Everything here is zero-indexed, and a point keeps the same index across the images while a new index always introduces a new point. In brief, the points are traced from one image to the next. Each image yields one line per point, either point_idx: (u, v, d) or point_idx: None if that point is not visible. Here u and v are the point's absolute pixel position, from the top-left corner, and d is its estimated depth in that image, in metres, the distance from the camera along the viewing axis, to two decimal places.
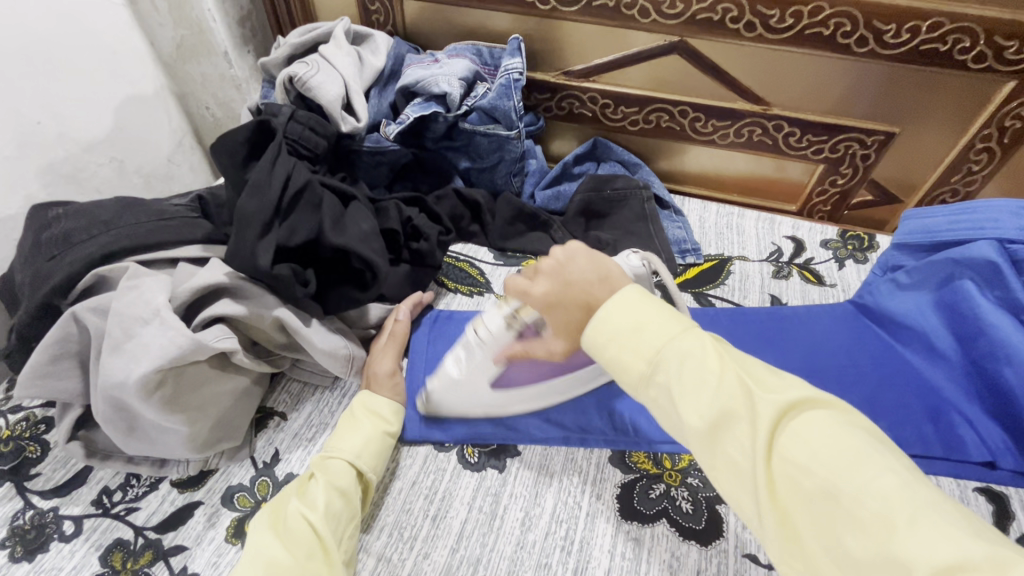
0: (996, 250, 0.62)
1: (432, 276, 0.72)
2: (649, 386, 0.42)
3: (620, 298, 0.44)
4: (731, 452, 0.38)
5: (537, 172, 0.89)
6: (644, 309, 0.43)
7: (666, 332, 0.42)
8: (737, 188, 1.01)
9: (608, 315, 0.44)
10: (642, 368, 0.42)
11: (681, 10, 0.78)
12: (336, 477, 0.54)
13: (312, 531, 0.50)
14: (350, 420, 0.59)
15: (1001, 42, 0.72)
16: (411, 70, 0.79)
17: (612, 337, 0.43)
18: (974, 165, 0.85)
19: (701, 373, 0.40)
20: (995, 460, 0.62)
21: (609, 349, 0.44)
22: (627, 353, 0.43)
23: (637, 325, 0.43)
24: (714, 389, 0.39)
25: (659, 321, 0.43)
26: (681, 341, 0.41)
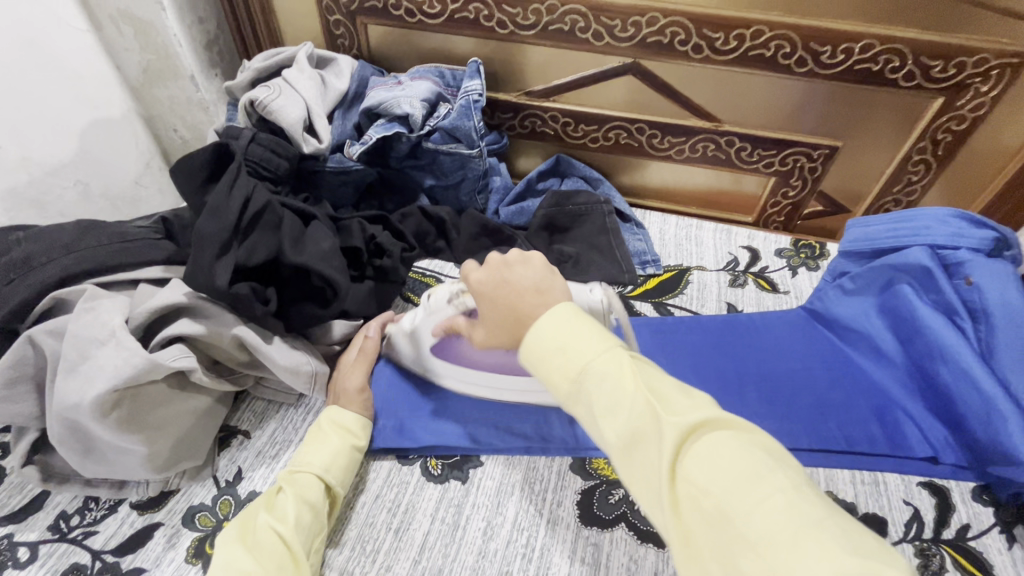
0: (928, 256, 0.67)
1: (396, 291, 0.74)
2: (569, 400, 0.44)
3: (550, 316, 0.46)
4: (640, 466, 0.40)
5: (500, 190, 0.92)
6: (567, 331, 0.45)
7: (587, 352, 0.43)
8: (696, 202, 1.05)
9: (538, 331, 0.46)
10: (563, 385, 0.44)
11: (632, 34, 0.82)
12: (304, 491, 0.54)
13: (282, 543, 0.50)
14: (317, 435, 0.60)
15: (928, 62, 0.77)
16: (374, 92, 0.81)
17: (536, 355, 0.45)
18: (913, 176, 0.90)
19: (614, 391, 0.41)
20: (938, 455, 0.65)
21: (536, 364, 0.46)
22: (549, 369, 0.45)
23: (558, 343, 0.44)
24: (624, 408, 0.41)
25: (583, 338, 0.44)
26: (600, 361, 0.43)
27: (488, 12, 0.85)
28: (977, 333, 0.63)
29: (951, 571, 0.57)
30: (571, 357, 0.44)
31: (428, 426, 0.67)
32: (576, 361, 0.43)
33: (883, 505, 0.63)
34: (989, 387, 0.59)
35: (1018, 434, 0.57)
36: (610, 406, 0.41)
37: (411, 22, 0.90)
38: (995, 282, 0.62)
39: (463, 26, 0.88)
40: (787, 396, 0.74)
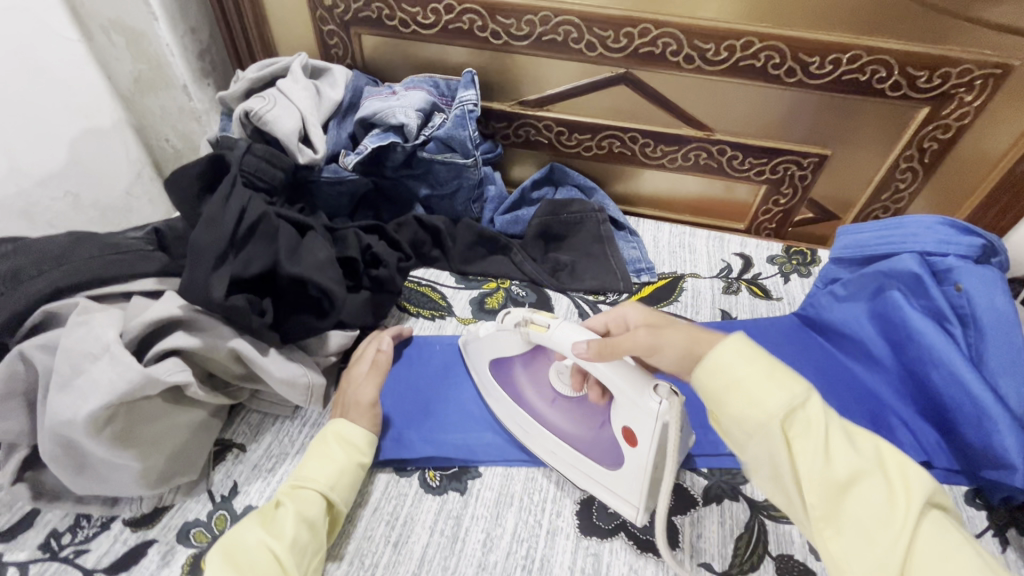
0: (917, 262, 0.68)
1: (392, 301, 0.73)
2: (781, 432, 0.42)
3: (742, 343, 0.45)
4: (862, 514, 0.40)
5: (495, 198, 0.92)
6: (768, 366, 0.44)
7: (801, 392, 0.43)
8: (688, 210, 1.06)
9: (735, 362, 0.45)
10: (787, 413, 0.42)
11: (625, 44, 0.83)
12: (305, 508, 0.54)
13: (277, 564, 0.49)
14: (321, 449, 0.59)
15: (913, 73, 0.78)
16: (369, 102, 0.81)
17: (746, 382, 0.44)
18: (901, 183, 0.91)
19: (840, 429, 0.42)
20: (930, 459, 0.67)
21: (736, 392, 0.44)
22: (769, 398, 0.42)
23: (774, 372, 0.44)
24: (854, 448, 0.42)
25: (787, 377, 0.44)
26: (811, 402, 0.43)
27: (482, 23, 0.86)
28: (966, 339, 0.65)
29: None
30: (789, 387, 0.43)
31: (426, 436, 0.66)
32: (798, 391, 0.43)
33: None
34: (980, 392, 0.61)
35: (1010, 439, 0.58)
36: (833, 445, 0.41)
37: (405, 32, 0.90)
38: (983, 289, 0.63)
39: (457, 37, 0.89)
40: None
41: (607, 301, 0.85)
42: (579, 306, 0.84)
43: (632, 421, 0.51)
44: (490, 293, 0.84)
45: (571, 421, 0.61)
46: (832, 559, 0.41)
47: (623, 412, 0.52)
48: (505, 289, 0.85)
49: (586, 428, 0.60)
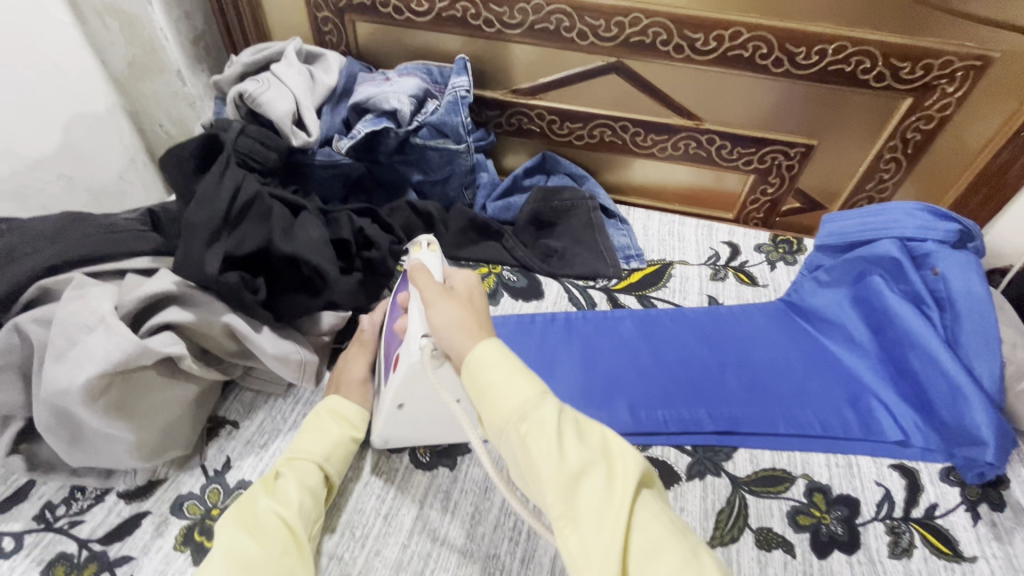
0: (896, 248, 0.70)
1: (384, 284, 0.75)
2: (512, 427, 0.43)
3: (496, 343, 0.47)
4: (586, 504, 0.39)
5: (487, 185, 0.94)
6: (504, 365, 0.45)
7: (530, 388, 0.44)
8: (678, 199, 1.08)
9: (480, 361, 0.46)
10: (515, 410, 0.43)
11: (616, 33, 0.85)
12: (307, 477, 0.55)
13: (287, 528, 0.51)
14: (317, 424, 0.61)
15: (896, 64, 0.80)
16: (363, 88, 0.82)
17: (488, 382, 0.45)
18: (885, 173, 0.93)
19: (567, 424, 0.42)
20: (908, 438, 0.68)
21: (481, 390, 0.45)
22: (502, 396, 0.44)
23: (516, 370, 0.45)
24: (586, 443, 0.42)
25: (521, 377, 0.45)
26: (535, 399, 0.43)
27: (475, 11, 0.87)
28: (943, 322, 0.67)
29: (921, 548, 0.60)
30: (526, 384, 0.44)
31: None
32: (533, 391, 0.44)
33: (855, 486, 0.65)
34: (954, 372, 0.63)
35: (982, 417, 0.61)
36: (559, 437, 0.41)
37: (399, 20, 0.91)
38: (959, 272, 0.65)
39: (450, 24, 0.90)
40: (765, 383, 0.76)
41: (596, 285, 0.88)
42: (569, 290, 0.86)
43: (401, 354, 0.58)
44: (483, 278, 0.86)
45: (388, 345, 0.66)
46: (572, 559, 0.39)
47: (403, 344, 0.59)
48: (497, 274, 0.87)
49: (390, 357, 0.63)
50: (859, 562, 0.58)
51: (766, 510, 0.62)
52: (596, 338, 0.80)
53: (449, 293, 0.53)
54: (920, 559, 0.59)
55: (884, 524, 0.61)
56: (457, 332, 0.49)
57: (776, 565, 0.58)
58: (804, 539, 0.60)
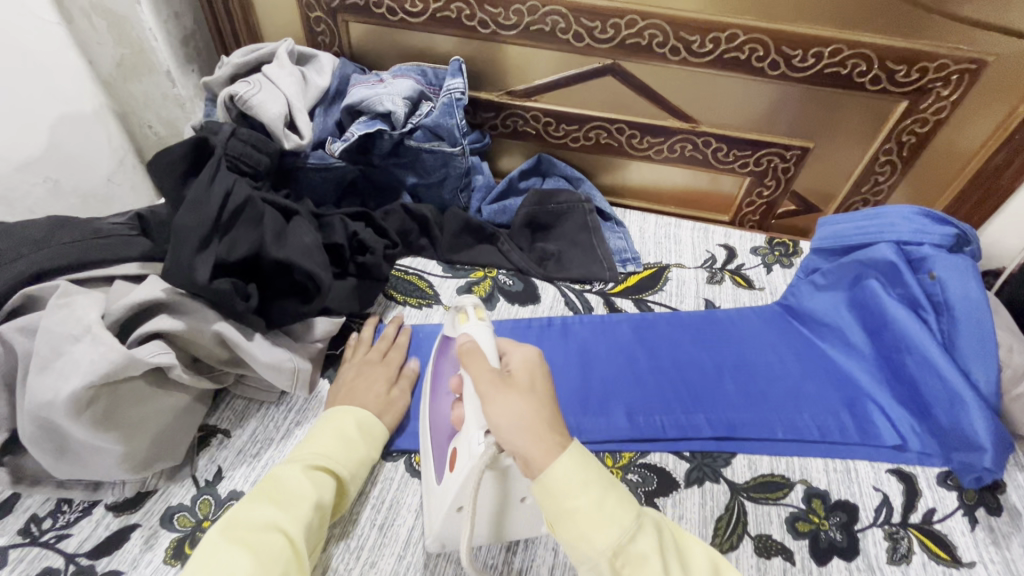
0: (893, 251, 0.70)
1: (378, 289, 0.73)
2: (609, 567, 0.40)
3: (575, 451, 0.43)
4: None
5: (483, 187, 0.92)
6: (594, 485, 0.42)
7: (625, 517, 0.41)
8: (674, 201, 1.07)
9: (568, 482, 0.42)
10: (611, 546, 0.40)
11: (612, 35, 0.84)
12: (325, 492, 0.53)
13: (291, 546, 0.48)
14: (344, 437, 0.58)
15: (892, 66, 0.80)
16: (356, 90, 0.81)
17: (576, 507, 0.41)
18: (880, 176, 0.94)
19: (666, 555, 0.40)
20: (905, 442, 0.68)
21: (569, 515, 0.41)
22: (597, 530, 0.40)
23: (605, 494, 0.42)
24: (681, 561, 0.41)
25: (612, 504, 0.41)
26: (633, 531, 0.40)
27: (470, 12, 0.86)
28: (940, 325, 0.67)
29: (919, 553, 0.60)
30: (619, 513, 0.41)
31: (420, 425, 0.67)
32: (627, 520, 0.41)
33: (853, 492, 0.65)
34: (951, 376, 0.63)
35: (979, 422, 0.60)
36: (662, 569, 0.39)
37: (392, 20, 0.90)
38: (956, 276, 0.65)
39: (445, 25, 0.89)
40: (763, 387, 0.76)
41: (592, 289, 0.87)
42: (566, 294, 0.86)
43: (458, 449, 0.51)
44: (478, 282, 0.85)
45: (440, 431, 0.58)
46: None
47: (459, 437, 0.51)
48: (493, 278, 0.86)
49: (442, 447, 0.55)
50: (858, 569, 0.58)
51: (765, 517, 0.62)
52: (593, 342, 0.80)
53: (507, 382, 0.48)
54: (918, 566, 0.59)
55: (883, 530, 0.61)
56: (531, 438, 0.44)
57: (775, 573, 0.57)
58: (804, 546, 0.60)
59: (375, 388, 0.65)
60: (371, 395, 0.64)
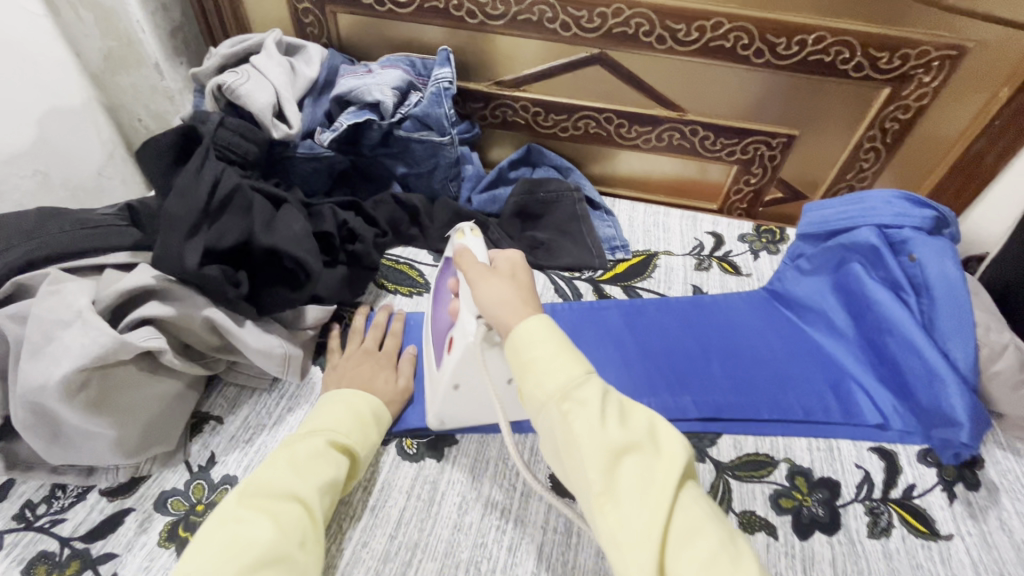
0: (875, 235, 0.71)
1: (369, 277, 0.74)
2: (556, 407, 0.42)
3: (540, 318, 0.47)
4: (628, 484, 0.39)
5: (473, 177, 0.93)
6: (550, 341, 0.45)
7: (576, 370, 0.43)
8: (663, 190, 1.08)
9: (525, 336, 0.46)
10: (559, 389, 0.42)
11: (598, 24, 0.85)
12: (339, 471, 0.54)
13: (307, 521, 0.49)
14: (360, 419, 0.60)
15: (874, 54, 0.81)
16: (344, 80, 0.83)
17: (534, 356, 0.44)
18: (865, 163, 0.95)
19: (611, 406, 0.42)
20: (887, 422, 0.69)
21: (526, 364, 0.45)
22: (548, 373, 0.43)
23: (561, 346, 0.45)
24: (629, 421, 0.42)
25: (564, 355, 0.44)
26: (582, 383, 0.42)
27: (457, 2, 0.86)
28: (919, 306, 0.68)
29: (898, 527, 0.61)
30: (571, 363, 0.43)
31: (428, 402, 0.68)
32: (577, 372, 0.43)
33: (836, 469, 0.66)
34: (931, 356, 0.65)
35: (957, 400, 0.62)
36: (603, 416, 0.41)
37: (380, 11, 0.90)
38: (935, 258, 0.66)
39: (433, 16, 0.89)
40: (749, 371, 0.77)
41: (582, 276, 0.88)
42: (555, 281, 0.87)
43: (455, 334, 0.58)
44: None
45: (439, 327, 0.66)
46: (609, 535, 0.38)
47: (455, 326, 0.59)
48: None
49: (442, 337, 0.64)
50: (839, 543, 0.60)
51: (749, 494, 0.63)
52: (582, 329, 0.80)
53: (493, 271, 0.55)
54: (897, 539, 0.60)
55: (863, 505, 0.63)
56: (507, 309, 0.49)
57: (759, 548, 0.59)
58: (786, 521, 0.61)
59: (370, 373, 0.66)
60: (369, 381, 0.65)
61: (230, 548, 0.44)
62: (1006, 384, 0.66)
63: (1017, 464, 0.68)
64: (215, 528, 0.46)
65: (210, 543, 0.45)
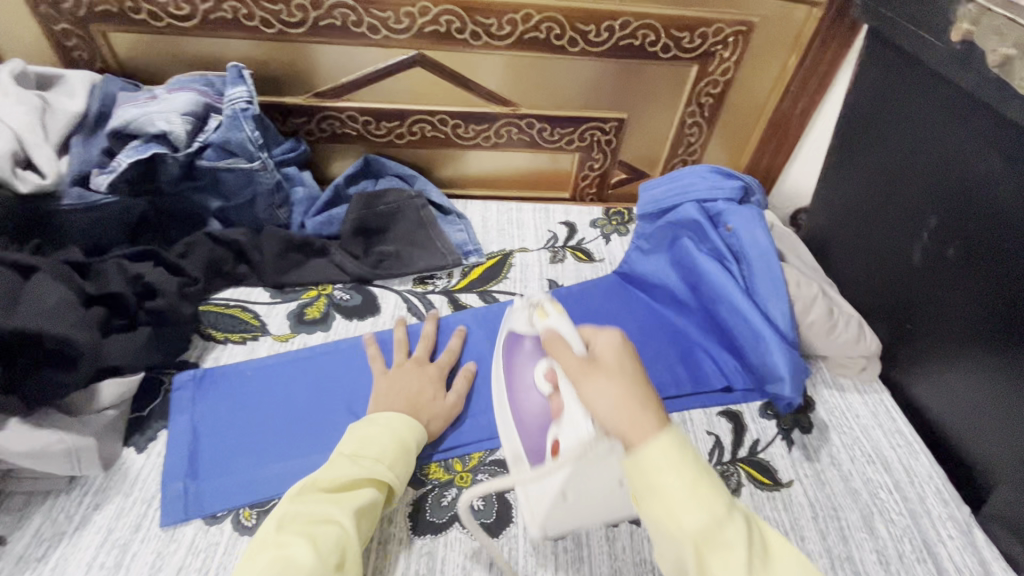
0: (695, 210, 0.76)
1: (177, 334, 0.67)
2: (693, 552, 0.36)
3: (671, 436, 0.39)
4: None
5: (304, 200, 0.87)
6: (684, 468, 0.38)
7: (717, 510, 0.37)
8: (516, 184, 1.07)
9: (655, 459, 0.38)
10: (700, 533, 0.36)
11: (407, 25, 0.81)
12: (375, 500, 0.53)
13: (342, 544, 0.48)
14: (404, 443, 0.57)
15: (676, 34, 0.85)
16: (121, 110, 0.72)
17: (666, 486, 0.37)
18: (691, 138, 1.00)
19: (755, 552, 0.37)
20: (731, 383, 0.74)
21: (653, 491, 0.38)
22: (686, 513, 0.37)
23: (697, 476, 0.38)
24: (771, 565, 0.37)
25: (701, 493, 0.37)
26: (726, 531, 0.37)
27: (247, 11, 0.79)
28: (740, 272, 0.73)
29: (747, 485, 0.65)
30: (711, 501, 0.37)
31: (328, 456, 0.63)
32: (719, 510, 0.37)
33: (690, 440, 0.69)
34: (754, 317, 0.69)
35: (777, 354, 0.67)
36: (751, 567, 0.36)
37: (160, 27, 0.79)
38: (746, 226, 0.73)
39: (224, 28, 0.80)
40: None
41: (436, 289, 0.84)
42: (408, 299, 0.82)
43: (562, 439, 0.50)
44: (311, 303, 0.79)
45: (529, 422, 0.58)
46: None
47: (559, 428, 0.51)
48: (328, 295, 0.80)
49: (536, 436, 0.56)
50: None
51: None
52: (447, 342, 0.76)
53: (595, 364, 0.45)
54: (746, 496, 0.64)
55: (716, 471, 0.66)
56: (630, 419, 0.41)
57: (623, 538, 0.59)
58: None
59: (419, 389, 0.65)
60: (418, 402, 0.63)
61: (270, 572, 0.44)
62: (821, 330, 0.73)
63: (842, 399, 0.75)
64: (260, 548, 0.47)
65: (256, 561, 0.46)
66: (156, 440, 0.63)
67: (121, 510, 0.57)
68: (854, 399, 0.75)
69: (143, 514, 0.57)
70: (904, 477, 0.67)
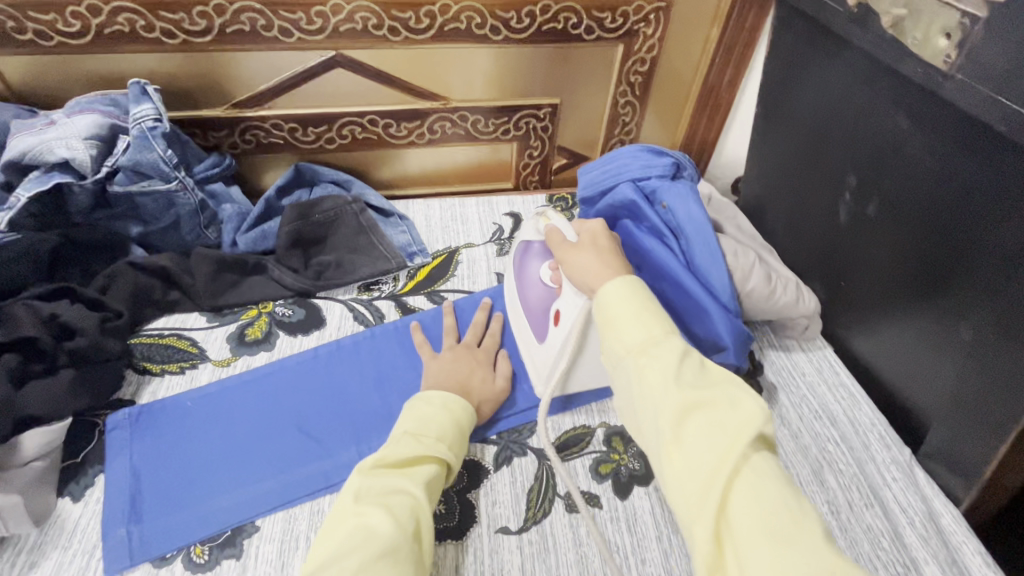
0: (632, 189, 0.76)
1: (106, 372, 0.64)
2: (635, 358, 0.47)
3: (627, 283, 0.52)
4: (698, 435, 0.41)
5: (234, 218, 0.82)
6: (635, 302, 0.50)
7: (660, 330, 0.48)
8: (458, 178, 1.05)
9: (608, 296, 0.51)
10: (640, 343, 0.47)
11: (321, 25, 0.78)
12: (439, 473, 0.53)
13: (417, 516, 0.48)
14: (456, 420, 0.57)
15: (598, 15, 0.85)
16: (15, 139, 0.68)
17: (618, 314, 0.50)
18: (626, 116, 1.00)
19: (688, 363, 0.46)
20: None
21: (612, 321, 0.50)
22: (631, 329, 0.48)
23: (646, 309, 0.49)
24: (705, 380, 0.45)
25: (645, 320, 0.49)
26: (663, 345, 0.46)
27: (145, 22, 0.74)
28: (679, 247, 0.74)
29: None
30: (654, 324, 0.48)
31: (279, 480, 0.60)
32: (659, 330, 0.48)
33: None
34: (696, 290, 0.70)
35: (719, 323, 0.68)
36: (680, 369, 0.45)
37: (50, 46, 0.74)
38: (680, 201, 0.73)
39: (124, 42, 0.75)
40: None
41: (381, 294, 0.81)
42: (353, 308, 0.79)
43: (564, 308, 0.62)
44: (251, 323, 0.76)
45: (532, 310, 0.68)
46: (676, 483, 0.41)
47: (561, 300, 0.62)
48: (268, 312, 0.77)
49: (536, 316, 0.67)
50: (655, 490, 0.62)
51: (572, 471, 0.63)
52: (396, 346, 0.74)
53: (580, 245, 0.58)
54: None
55: None
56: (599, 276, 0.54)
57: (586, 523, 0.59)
58: (608, 486, 0.62)
59: (467, 372, 0.66)
60: (467, 382, 0.65)
61: (356, 541, 0.44)
62: (760, 297, 0.73)
63: (784, 358, 0.78)
64: (338, 522, 0.46)
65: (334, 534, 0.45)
66: (93, 486, 0.59)
67: (60, 565, 0.54)
68: (799, 358, 0.78)
69: (85, 565, 0.54)
70: (850, 428, 0.70)
